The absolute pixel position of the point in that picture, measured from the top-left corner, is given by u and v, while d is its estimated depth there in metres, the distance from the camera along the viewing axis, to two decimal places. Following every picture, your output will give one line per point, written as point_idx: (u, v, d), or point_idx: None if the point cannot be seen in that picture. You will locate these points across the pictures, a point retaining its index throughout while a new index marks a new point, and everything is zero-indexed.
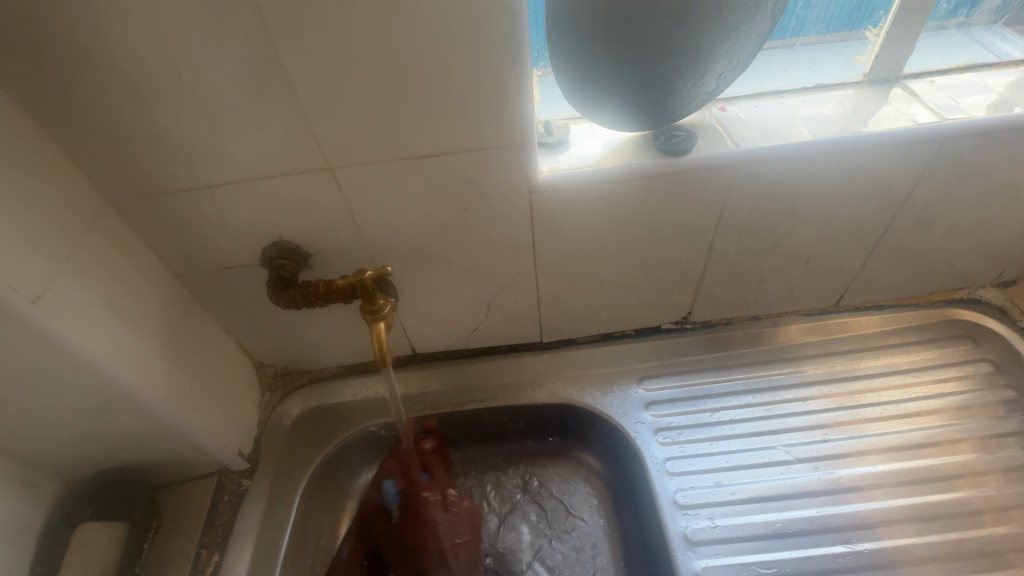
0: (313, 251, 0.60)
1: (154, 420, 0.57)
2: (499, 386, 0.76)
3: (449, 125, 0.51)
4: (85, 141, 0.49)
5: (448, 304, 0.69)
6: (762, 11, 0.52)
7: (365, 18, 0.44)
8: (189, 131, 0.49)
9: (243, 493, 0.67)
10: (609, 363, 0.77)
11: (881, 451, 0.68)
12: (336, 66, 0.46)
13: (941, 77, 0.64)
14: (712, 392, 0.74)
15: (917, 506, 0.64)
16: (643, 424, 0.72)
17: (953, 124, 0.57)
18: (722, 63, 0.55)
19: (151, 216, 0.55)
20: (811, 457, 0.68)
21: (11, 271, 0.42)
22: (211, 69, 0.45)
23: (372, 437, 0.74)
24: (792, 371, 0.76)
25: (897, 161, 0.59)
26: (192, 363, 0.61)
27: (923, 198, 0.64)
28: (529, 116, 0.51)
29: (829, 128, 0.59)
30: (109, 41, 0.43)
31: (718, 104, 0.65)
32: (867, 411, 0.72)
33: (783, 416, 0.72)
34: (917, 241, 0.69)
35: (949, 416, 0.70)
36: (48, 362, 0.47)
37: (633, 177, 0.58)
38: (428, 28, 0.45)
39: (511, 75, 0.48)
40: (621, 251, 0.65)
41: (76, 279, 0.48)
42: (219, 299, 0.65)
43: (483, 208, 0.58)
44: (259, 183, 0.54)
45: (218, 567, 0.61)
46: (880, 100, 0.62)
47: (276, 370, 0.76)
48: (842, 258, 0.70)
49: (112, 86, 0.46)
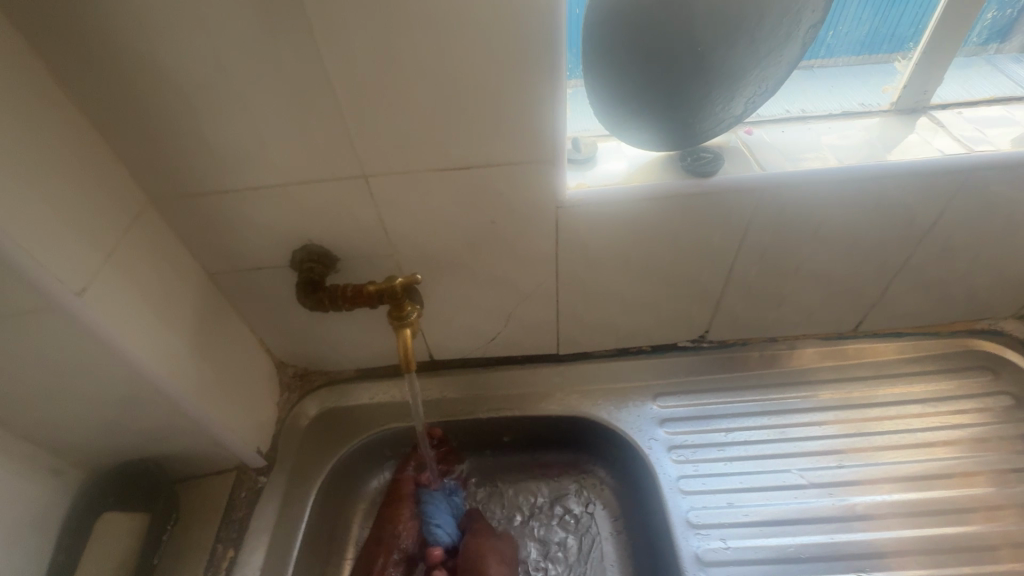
0: (342, 255, 0.62)
1: (180, 414, 0.58)
2: (515, 396, 0.76)
3: (482, 139, 0.52)
4: (132, 142, 0.51)
5: (468, 313, 0.70)
6: (792, 40, 0.54)
7: (411, 35, 0.45)
8: (233, 136, 0.51)
9: (260, 490, 0.68)
10: (624, 378, 0.77)
11: (896, 479, 0.68)
12: (379, 79, 0.48)
13: (968, 108, 0.64)
14: (727, 412, 0.74)
15: (932, 538, 0.64)
16: (656, 440, 0.72)
17: (981, 156, 0.57)
18: (751, 87, 0.56)
19: (188, 215, 0.57)
20: (825, 482, 0.68)
21: (60, 264, 0.44)
22: (259, 78, 0.47)
23: (385, 440, 0.75)
24: (808, 395, 0.76)
25: (922, 191, 0.60)
26: (218, 360, 0.63)
27: (947, 228, 0.64)
28: (561, 134, 0.52)
29: (855, 155, 0.60)
30: (164, 48, 0.45)
31: (745, 127, 0.66)
32: (883, 438, 0.71)
33: (798, 439, 0.72)
34: (940, 270, 0.69)
35: (967, 447, 0.70)
36: (86, 353, 0.49)
37: (657, 196, 0.59)
38: (470, 46, 0.46)
39: (545, 93, 0.50)
40: (643, 268, 0.66)
41: (118, 274, 0.50)
42: (247, 299, 0.66)
43: (509, 220, 0.59)
44: (295, 187, 0.55)
45: (232, 563, 0.62)
46: (907, 128, 0.63)
47: (296, 370, 0.77)
48: (863, 284, 0.70)
49: (164, 91, 0.48)
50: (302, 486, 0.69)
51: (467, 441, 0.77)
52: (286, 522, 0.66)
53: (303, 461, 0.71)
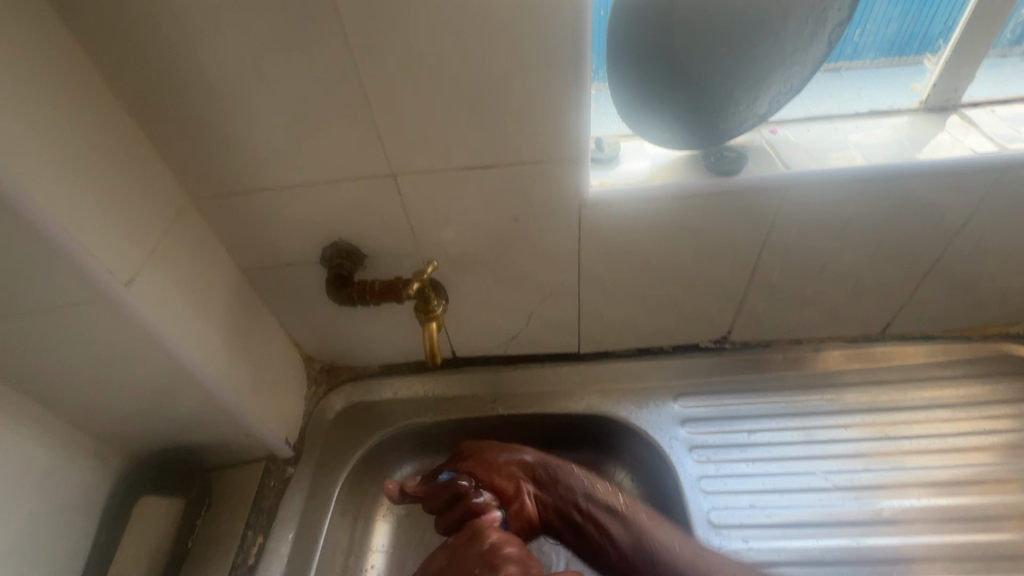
0: (370, 252, 0.64)
1: (214, 403, 0.60)
2: (535, 394, 0.77)
3: (506, 138, 0.54)
4: (175, 143, 0.54)
5: (491, 310, 0.71)
6: (818, 38, 0.54)
7: (440, 38, 0.47)
8: (268, 137, 0.53)
9: (288, 479, 0.70)
10: (645, 378, 0.77)
11: (925, 485, 0.67)
12: (408, 81, 0.49)
13: (1001, 106, 0.63)
14: (749, 413, 0.74)
15: (964, 545, 0.62)
16: (677, 440, 0.72)
17: (1013, 155, 0.56)
18: (776, 86, 0.56)
19: (225, 213, 0.60)
20: (850, 486, 0.67)
21: (109, 257, 0.46)
22: (294, 80, 0.49)
23: (408, 435, 0.76)
24: (834, 398, 0.74)
25: (952, 190, 0.59)
26: (250, 352, 0.65)
27: (978, 228, 0.63)
28: (584, 133, 0.53)
29: (884, 154, 0.59)
30: (206, 53, 0.47)
31: (768, 127, 0.66)
32: (912, 443, 0.70)
33: (823, 442, 0.71)
34: (972, 271, 0.68)
35: (1001, 453, 0.68)
36: (131, 342, 0.51)
37: (680, 195, 0.59)
38: (496, 47, 0.48)
39: (570, 92, 0.51)
40: (664, 268, 0.66)
41: (160, 268, 0.52)
42: (278, 295, 0.69)
43: (532, 219, 0.60)
44: (325, 186, 0.57)
45: (261, 549, 0.64)
46: (936, 127, 0.62)
47: (323, 365, 0.80)
48: (890, 286, 0.69)
49: (206, 94, 0.50)
50: (328, 477, 0.70)
51: (488, 438, 0.78)
52: (312, 512, 0.67)
53: (329, 453, 0.73)
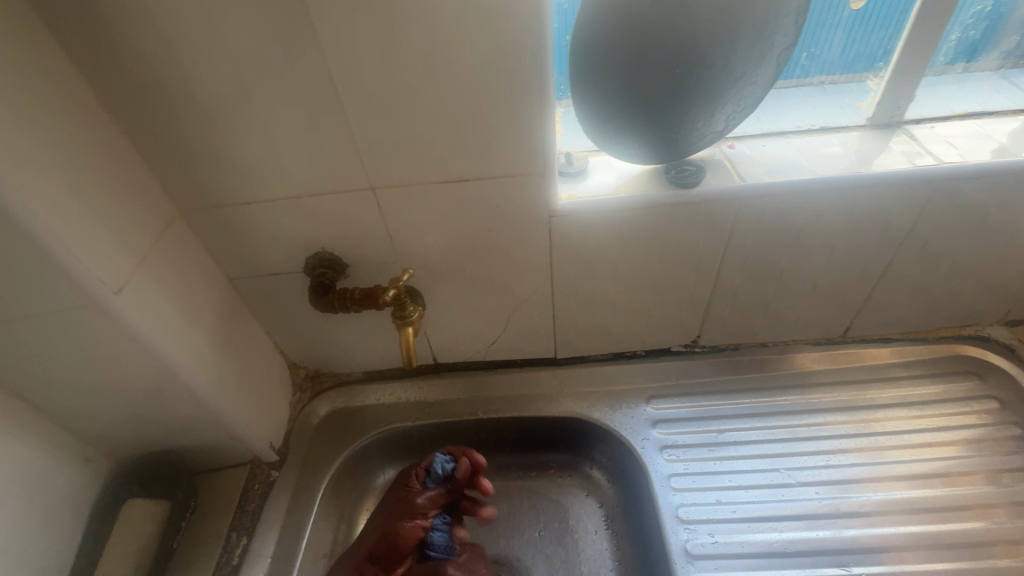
0: (352, 261, 0.67)
1: (200, 407, 0.63)
2: (513, 398, 0.80)
3: (478, 154, 0.57)
4: (165, 158, 0.57)
5: (469, 317, 0.74)
6: (767, 60, 0.58)
7: (414, 62, 0.51)
8: (254, 153, 0.56)
9: (272, 483, 0.72)
10: (618, 381, 0.80)
11: (884, 479, 0.70)
12: (385, 101, 0.53)
13: (941, 122, 0.68)
14: (718, 414, 0.77)
15: (920, 536, 0.65)
16: (649, 440, 0.75)
17: (949, 167, 0.61)
18: (729, 104, 0.61)
19: (211, 225, 0.62)
20: (813, 482, 0.70)
21: (101, 265, 0.49)
22: (278, 100, 0.53)
23: (390, 439, 0.79)
24: (798, 398, 0.78)
25: (896, 199, 0.63)
26: (236, 358, 0.67)
27: (924, 234, 0.67)
28: (550, 149, 0.57)
29: (831, 167, 0.63)
30: (196, 75, 0.51)
31: (727, 142, 0.70)
32: (871, 440, 0.73)
33: (788, 440, 0.74)
34: (923, 276, 0.72)
35: (955, 448, 0.71)
36: (120, 347, 0.53)
37: (643, 206, 0.62)
38: (466, 70, 0.51)
39: (535, 111, 0.54)
40: (633, 275, 0.70)
41: (149, 276, 0.55)
42: (264, 303, 0.72)
43: (505, 229, 0.64)
44: (308, 199, 0.60)
45: (245, 550, 0.66)
46: (883, 142, 0.66)
47: (308, 372, 0.82)
48: (847, 290, 0.73)
49: (195, 114, 0.54)
50: (312, 480, 0.73)
51: (468, 440, 0.80)
52: (296, 513, 0.70)
53: (313, 457, 0.75)
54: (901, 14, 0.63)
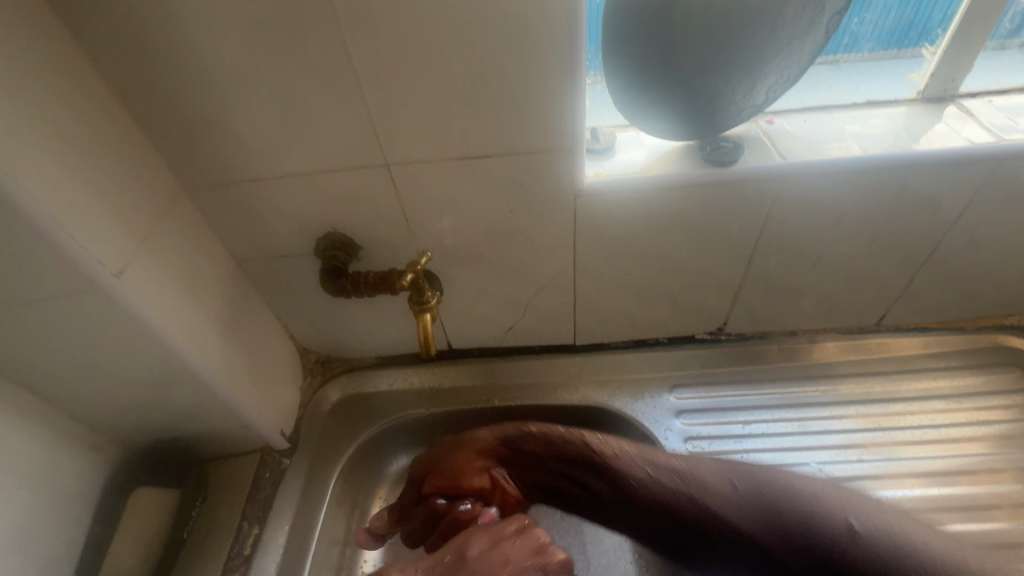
0: (364, 242, 0.63)
1: (208, 394, 0.60)
2: (531, 386, 0.77)
3: (501, 128, 0.53)
4: (166, 132, 0.53)
5: (486, 302, 0.71)
6: (816, 26, 0.53)
7: (435, 27, 0.46)
8: (261, 126, 0.53)
9: (283, 471, 0.70)
10: (640, 369, 0.77)
11: (920, 474, 0.67)
12: (403, 69, 0.49)
13: (998, 96, 0.62)
14: (745, 405, 0.74)
15: (956, 535, 0.62)
16: (672, 431, 0.72)
17: (1009, 146, 0.56)
18: (773, 75, 0.56)
19: (217, 204, 0.59)
20: (845, 476, 0.67)
21: (101, 246, 0.46)
22: (287, 68, 0.49)
23: (404, 427, 0.76)
24: (829, 388, 0.75)
25: (948, 180, 0.59)
26: (244, 344, 0.65)
27: (974, 219, 0.62)
28: (577, 123, 0.53)
29: (879, 145, 0.58)
30: (196, 39, 0.47)
31: (765, 117, 0.65)
32: (905, 433, 0.70)
33: (818, 433, 0.71)
34: (969, 262, 0.67)
35: (993, 444, 0.68)
36: (123, 332, 0.51)
37: (676, 185, 0.58)
38: (492, 35, 0.47)
39: (564, 80, 0.50)
40: (660, 259, 0.66)
41: (152, 258, 0.52)
42: (273, 286, 0.68)
43: (527, 210, 0.60)
44: (319, 176, 0.57)
45: (257, 539, 0.64)
46: (935, 119, 0.61)
47: (319, 357, 0.80)
48: (886, 277, 0.69)
49: (198, 83, 0.50)
50: (324, 468, 0.71)
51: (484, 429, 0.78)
52: (308, 503, 0.68)
53: (325, 444, 0.73)
54: None
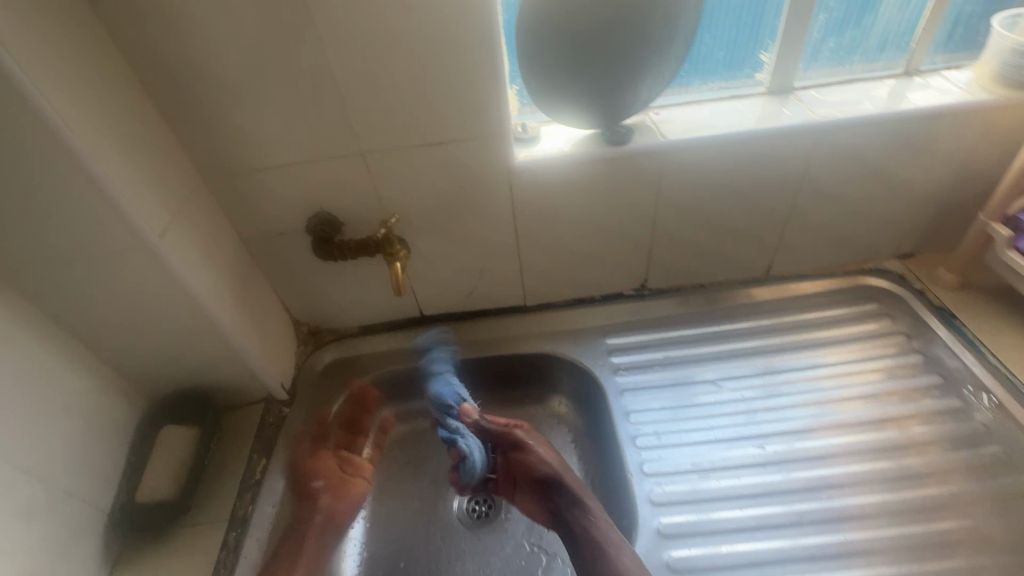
0: (346, 219, 0.79)
1: (223, 344, 0.74)
2: (490, 340, 0.92)
3: (447, 121, 0.70)
4: (188, 134, 0.69)
5: (448, 269, 0.87)
6: (675, 40, 0.73)
7: (394, 47, 0.64)
8: (264, 127, 0.69)
9: (284, 416, 0.83)
10: (580, 322, 0.94)
11: (795, 381, 0.84)
12: (371, 79, 0.66)
13: (823, 87, 0.82)
14: (664, 342, 0.91)
15: (823, 422, 0.80)
16: (606, 365, 0.88)
17: (825, 121, 0.76)
18: (649, 77, 0.75)
19: (228, 192, 0.74)
20: (741, 388, 0.84)
21: (148, 214, 0.61)
22: (284, 81, 0.65)
23: (386, 380, 0.91)
24: (731, 326, 0.92)
25: (789, 148, 0.78)
26: (250, 307, 0.79)
27: (816, 179, 0.82)
28: (504, 115, 0.70)
29: (735, 126, 0.78)
30: (216, 62, 0.63)
31: (654, 110, 0.84)
32: (788, 354, 0.88)
33: (721, 359, 0.88)
34: (822, 216, 0.87)
35: (855, 356, 0.86)
36: (162, 285, 0.65)
37: (586, 161, 0.76)
38: (435, 52, 0.65)
39: (491, 83, 0.68)
40: (583, 223, 0.84)
41: (182, 228, 0.67)
42: (271, 263, 0.83)
43: (474, 186, 0.77)
44: (309, 165, 0.73)
45: (265, 467, 0.77)
46: (778, 105, 0.81)
47: (310, 328, 0.94)
48: (762, 231, 0.88)
49: (216, 95, 0.66)
50: (320, 412, 0.85)
51: (453, 379, 0.93)
52: (308, 438, 0.81)
53: (319, 395, 0.87)
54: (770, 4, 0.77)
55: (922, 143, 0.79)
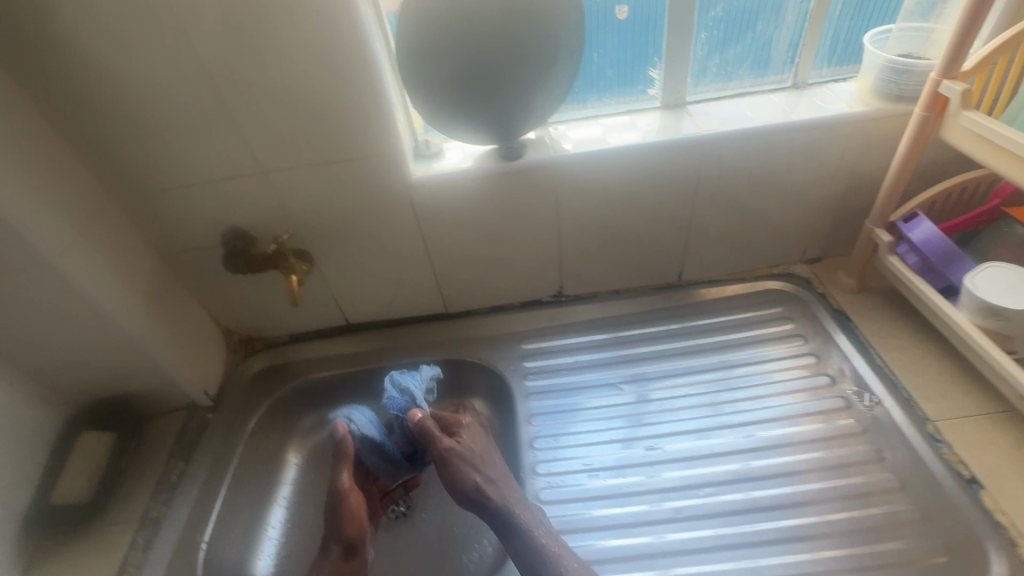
0: (259, 233, 0.83)
1: (138, 354, 0.78)
2: (411, 347, 0.96)
3: (341, 141, 0.75)
4: (98, 157, 0.73)
5: (365, 279, 0.91)
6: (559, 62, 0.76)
7: (279, 75, 0.68)
8: (169, 149, 0.73)
9: (207, 422, 0.87)
10: (498, 328, 0.97)
11: (693, 382, 0.88)
12: (262, 103, 0.70)
13: (715, 101, 0.86)
14: (576, 347, 0.94)
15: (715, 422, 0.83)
16: (517, 369, 0.92)
17: (708, 134, 0.79)
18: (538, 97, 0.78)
19: (142, 210, 0.79)
20: (642, 390, 0.88)
21: (47, 233, 0.65)
22: (181, 107, 0.69)
23: (311, 386, 0.95)
24: (642, 330, 0.95)
25: (676, 161, 0.81)
26: (170, 318, 0.83)
27: (708, 189, 0.85)
28: (394, 135, 0.75)
29: (624, 140, 0.81)
30: (115, 91, 0.67)
31: (554, 125, 0.87)
32: (692, 357, 0.91)
33: (628, 362, 0.91)
34: (722, 224, 0.90)
35: (756, 358, 0.89)
36: (68, 299, 0.70)
37: (481, 176, 0.80)
38: (319, 77, 0.69)
39: (377, 105, 0.72)
40: (488, 234, 0.87)
41: (89, 245, 0.71)
42: (194, 276, 0.88)
43: (377, 200, 0.81)
44: (217, 183, 0.77)
45: (181, 470, 0.81)
46: (669, 120, 0.84)
47: (241, 337, 0.98)
48: (665, 238, 0.91)
49: (119, 121, 0.70)
50: (244, 418, 0.89)
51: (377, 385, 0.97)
52: (228, 442, 0.85)
53: (244, 401, 0.91)
54: (653, 24, 0.81)
55: (805, 153, 0.82)
